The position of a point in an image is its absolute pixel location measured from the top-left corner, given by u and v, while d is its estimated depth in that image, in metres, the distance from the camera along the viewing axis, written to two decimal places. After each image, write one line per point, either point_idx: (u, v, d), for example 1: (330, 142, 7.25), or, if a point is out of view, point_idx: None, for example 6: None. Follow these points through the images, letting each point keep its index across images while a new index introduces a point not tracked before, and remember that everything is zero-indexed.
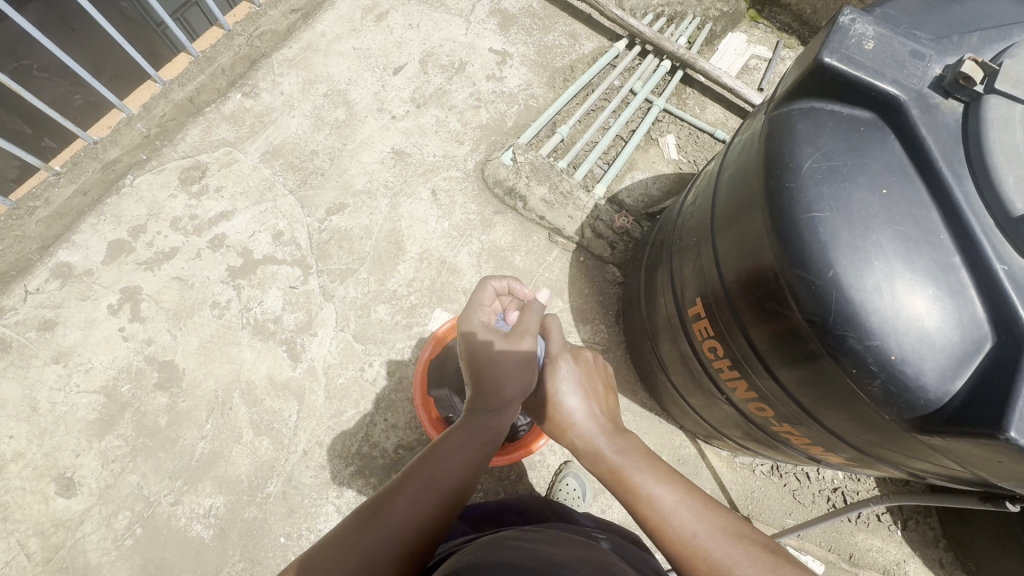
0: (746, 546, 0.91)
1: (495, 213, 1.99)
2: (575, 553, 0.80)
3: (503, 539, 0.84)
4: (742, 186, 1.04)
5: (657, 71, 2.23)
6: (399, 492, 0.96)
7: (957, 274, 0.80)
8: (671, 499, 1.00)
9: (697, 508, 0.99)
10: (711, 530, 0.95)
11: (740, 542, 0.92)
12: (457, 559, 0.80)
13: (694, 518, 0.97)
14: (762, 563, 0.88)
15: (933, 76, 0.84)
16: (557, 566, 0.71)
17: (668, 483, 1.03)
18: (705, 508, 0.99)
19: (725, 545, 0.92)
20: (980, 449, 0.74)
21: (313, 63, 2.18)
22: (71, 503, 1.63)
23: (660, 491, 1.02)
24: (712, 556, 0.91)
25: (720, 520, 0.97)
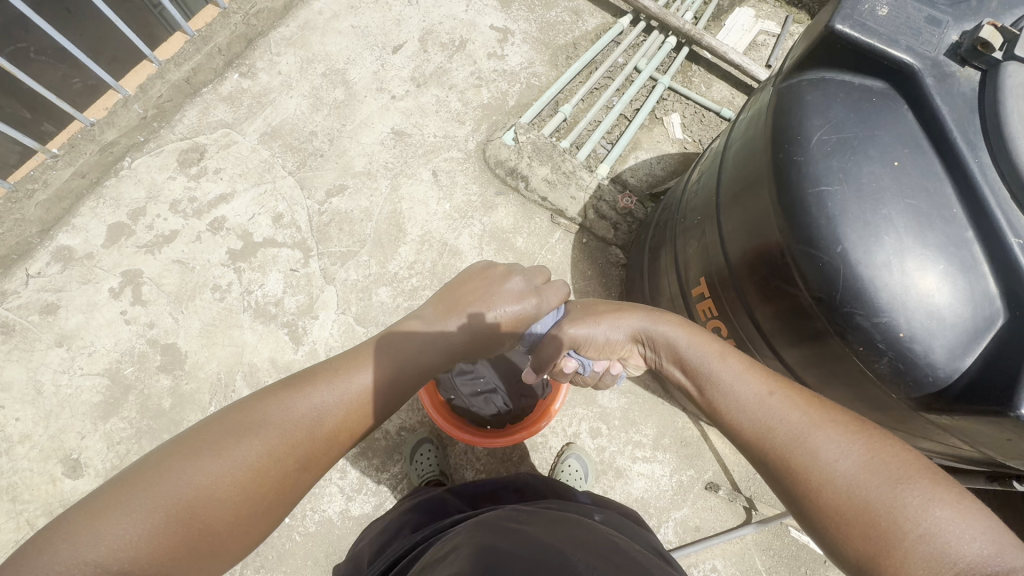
0: (822, 414, 0.85)
1: (497, 194, 1.96)
2: (573, 534, 0.79)
3: (496, 520, 0.84)
4: (748, 162, 1.02)
5: (662, 48, 2.18)
6: (345, 369, 0.95)
7: (970, 249, 0.77)
8: (739, 374, 0.95)
9: (769, 380, 0.93)
10: (783, 400, 0.88)
11: (815, 411, 0.85)
12: (448, 543, 0.79)
13: (767, 390, 0.91)
14: (842, 431, 0.82)
15: (950, 43, 0.81)
16: (553, 551, 0.70)
17: (736, 359, 0.98)
18: (778, 381, 0.93)
19: (801, 414, 0.85)
20: (990, 427, 0.73)
21: (310, 41, 2.14)
22: (78, 484, 1.65)
23: (730, 367, 0.96)
24: (789, 421, 0.85)
25: (793, 391, 0.90)
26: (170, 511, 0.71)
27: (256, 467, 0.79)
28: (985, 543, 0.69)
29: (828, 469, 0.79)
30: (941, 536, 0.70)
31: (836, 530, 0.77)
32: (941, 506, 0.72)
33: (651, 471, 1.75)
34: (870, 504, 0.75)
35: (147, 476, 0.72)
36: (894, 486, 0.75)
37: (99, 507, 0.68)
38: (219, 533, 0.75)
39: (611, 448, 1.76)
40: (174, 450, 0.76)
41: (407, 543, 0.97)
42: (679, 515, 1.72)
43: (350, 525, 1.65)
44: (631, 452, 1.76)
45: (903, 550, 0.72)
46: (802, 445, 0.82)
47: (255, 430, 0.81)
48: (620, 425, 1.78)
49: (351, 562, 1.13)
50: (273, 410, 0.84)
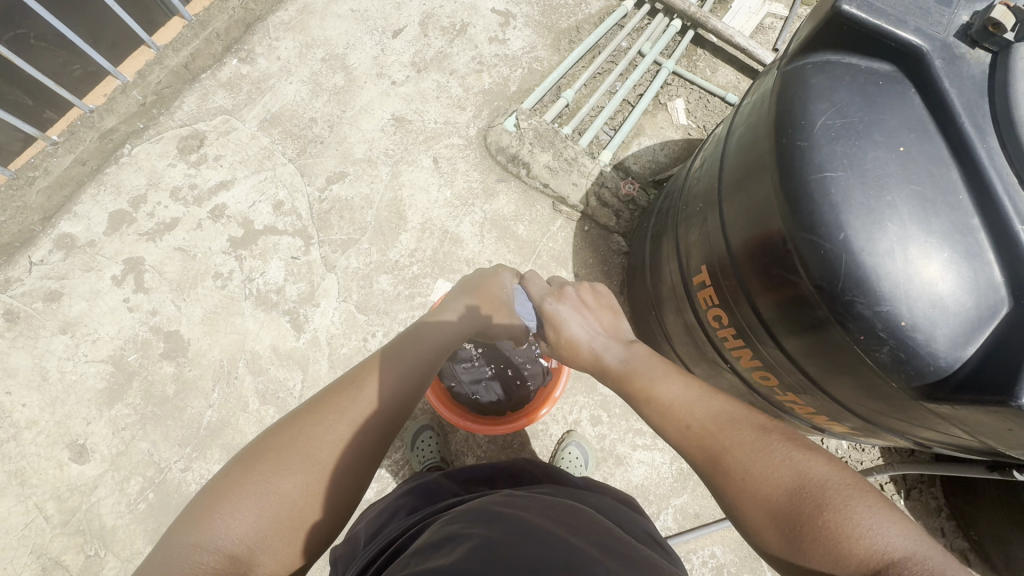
0: (738, 431, 0.86)
1: (498, 181, 1.94)
2: (568, 521, 0.79)
3: (487, 506, 0.84)
4: (751, 149, 1.00)
5: (667, 31, 2.13)
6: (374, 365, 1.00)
7: (975, 236, 0.76)
8: (666, 392, 0.98)
9: (695, 396, 0.95)
10: (707, 415, 0.91)
11: (730, 429, 0.87)
12: (439, 529, 0.80)
13: (694, 404, 0.93)
14: (755, 445, 0.83)
15: (960, 24, 0.78)
16: (542, 537, 0.71)
17: (668, 378, 1.01)
18: (702, 396, 0.95)
19: (718, 432, 0.87)
20: (990, 417, 0.72)
21: (310, 26, 2.11)
22: (85, 469, 1.67)
23: (662, 385, 0.99)
24: (710, 435, 0.88)
25: (718, 406, 0.92)
26: (261, 495, 0.78)
27: (324, 450, 0.85)
28: (907, 544, 0.68)
29: (743, 480, 0.81)
30: (850, 539, 0.69)
31: (759, 538, 0.79)
32: (849, 512, 0.71)
33: (651, 459, 1.76)
34: (789, 513, 0.75)
35: (237, 473, 0.81)
36: (801, 497, 0.75)
37: (203, 506, 0.77)
38: (305, 507, 0.81)
39: (611, 436, 1.77)
40: (251, 451, 0.84)
41: (401, 526, 0.98)
42: (678, 502, 1.73)
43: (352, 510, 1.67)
44: (631, 439, 1.77)
45: (819, 553, 0.71)
46: (721, 460, 0.84)
47: (315, 420, 0.88)
48: (621, 413, 1.78)
49: (348, 545, 1.14)
50: (315, 404, 0.92)
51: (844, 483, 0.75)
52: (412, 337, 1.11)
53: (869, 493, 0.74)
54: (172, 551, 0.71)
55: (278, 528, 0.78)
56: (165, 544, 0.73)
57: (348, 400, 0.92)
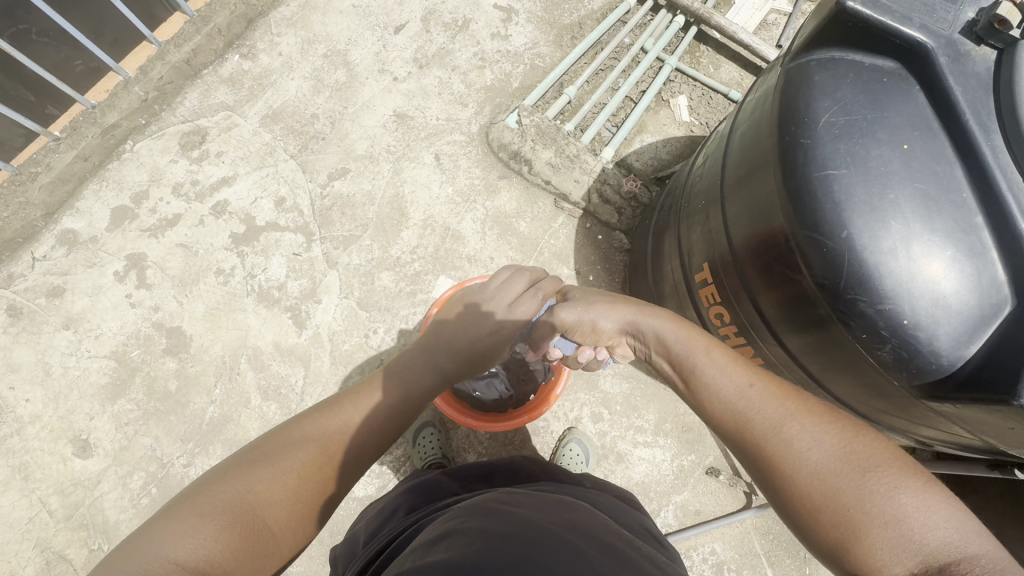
0: (801, 404, 0.85)
1: (500, 178, 1.94)
2: (568, 518, 0.79)
3: (489, 502, 0.85)
4: (754, 146, 1.00)
5: (670, 27, 2.12)
6: (362, 395, 0.98)
7: (979, 234, 0.75)
8: (719, 363, 0.96)
9: (746, 369, 0.94)
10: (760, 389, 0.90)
11: (793, 400, 0.86)
12: (440, 525, 0.81)
13: (749, 376, 0.92)
14: (817, 420, 0.82)
15: (966, 20, 0.78)
16: (542, 532, 0.71)
17: (718, 349, 1.00)
18: (753, 372, 0.94)
19: (780, 402, 0.86)
20: (991, 416, 0.72)
21: (312, 21, 2.10)
22: (88, 464, 1.68)
23: (715, 355, 0.98)
24: (770, 405, 0.86)
25: (774, 380, 0.92)
26: (240, 518, 0.73)
27: (308, 485, 0.82)
28: (975, 540, 0.68)
29: (803, 453, 0.79)
30: (915, 529, 0.69)
31: (809, 518, 0.77)
32: (922, 499, 0.71)
33: (652, 456, 1.76)
34: (852, 491, 0.74)
35: (212, 491, 0.74)
36: (870, 475, 0.74)
37: (175, 512, 0.70)
38: (277, 540, 0.76)
39: (613, 433, 1.77)
40: (227, 467, 0.79)
41: (402, 524, 0.99)
42: (679, 499, 1.73)
43: (353, 506, 1.68)
44: (632, 436, 1.77)
45: (882, 536, 0.70)
46: (782, 431, 0.83)
47: (303, 450, 0.85)
48: (622, 410, 1.79)
49: (349, 543, 1.15)
50: (310, 429, 0.89)
51: (912, 469, 0.75)
52: (406, 362, 1.11)
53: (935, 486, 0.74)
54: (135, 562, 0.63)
55: (246, 548, 0.71)
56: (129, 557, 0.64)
57: (336, 434, 0.90)
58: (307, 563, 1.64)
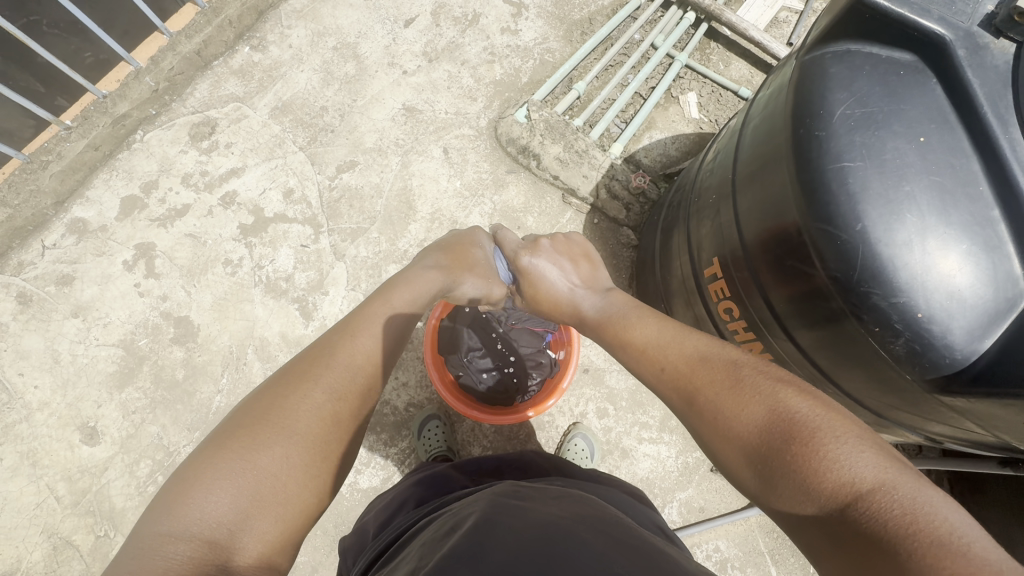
0: (709, 369, 0.89)
1: (508, 173, 1.94)
2: (577, 512, 0.79)
3: (498, 495, 0.85)
4: (767, 140, 0.99)
5: (680, 24, 2.12)
6: (343, 332, 0.99)
7: (995, 229, 0.75)
8: (650, 337, 1.03)
9: (671, 342, 0.99)
10: (681, 358, 0.95)
11: (702, 368, 0.90)
12: (450, 518, 0.81)
13: (671, 348, 0.98)
14: (724, 381, 0.86)
15: (985, 13, 0.77)
16: (553, 527, 0.71)
17: (648, 327, 1.07)
18: (677, 343, 0.99)
19: (691, 371, 0.91)
20: (1005, 411, 0.72)
21: (322, 14, 2.10)
22: (95, 451, 1.69)
23: (649, 333, 1.04)
24: (684, 377, 0.91)
25: (695, 347, 0.96)
26: (240, 473, 0.75)
27: (304, 420, 0.83)
28: (875, 472, 0.65)
29: (714, 419, 0.83)
30: (818, 468, 0.68)
31: (737, 478, 0.79)
32: (821, 440, 0.70)
33: (657, 452, 1.76)
34: (755, 448, 0.76)
35: (206, 455, 0.77)
36: (772, 426, 0.76)
37: (181, 485, 0.73)
38: (290, 484, 0.77)
39: (618, 428, 1.77)
40: (229, 428, 0.81)
41: (410, 518, 0.99)
42: (683, 496, 1.73)
43: (358, 497, 1.69)
44: (637, 432, 1.77)
45: (786, 488, 0.71)
46: (694, 401, 0.88)
47: (291, 392, 0.86)
48: (627, 406, 1.78)
49: (357, 535, 1.15)
50: (308, 378, 0.88)
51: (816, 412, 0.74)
52: (386, 298, 1.12)
53: (841, 424, 0.73)
54: (145, 542, 0.67)
55: (258, 506, 0.74)
56: (143, 532, 0.69)
57: (325, 369, 0.90)
58: (312, 553, 1.65)
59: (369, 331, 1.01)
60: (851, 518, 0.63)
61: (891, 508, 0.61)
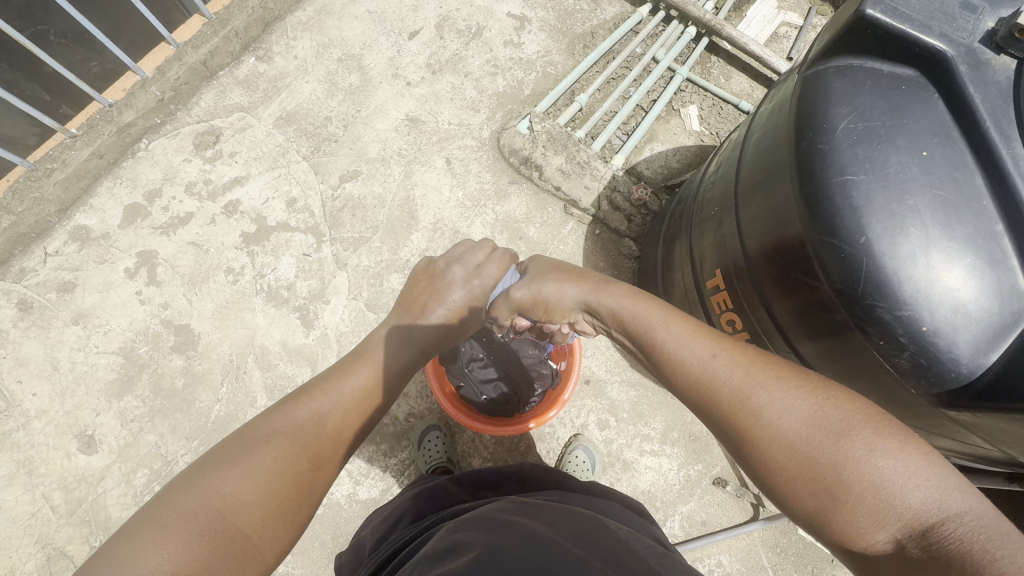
0: (764, 369, 0.82)
1: (510, 184, 1.95)
2: (568, 528, 0.78)
3: (497, 512, 0.84)
4: (770, 152, 1.00)
5: (682, 38, 2.14)
6: (333, 390, 0.95)
7: (998, 243, 0.75)
8: (682, 335, 0.94)
9: (709, 337, 0.92)
10: (725, 355, 0.87)
11: (753, 369, 0.83)
12: (446, 537, 0.80)
13: (711, 342, 0.90)
14: (781, 384, 0.80)
15: (986, 29, 0.78)
16: (543, 546, 0.70)
17: (677, 320, 0.98)
18: (717, 340, 0.91)
19: (743, 369, 0.83)
20: (1011, 427, 0.72)
21: (327, 26, 2.13)
22: (93, 459, 1.68)
23: (681, 329, 0.95)
24: (731, 378, 0.83)
25: (736, 344, 0.90)
26: (207, 529, 0.68)
27: (282, 483, 0.78)
28: (950, 493, 0.64)
29: (769, 426, 0.77)
30: (894, 491, 0.66)
31: (786, 493, 0.75)
32: (896, 456, 0.67)
33: (658, 464, 1.74)
34: (815, 458, 0.72)
35: (171, 505, 0.69)
36: (842, 438, 0.71)
37: (141, 524, 0.66)
38: (255, 546, 0.72)
39: (619, 440, 1.76)
40: (207, 461, 0.77)
41: (408, 533, 0.98)
42: (685, 509, 1.72)
43: (357, 509, 1.67)
44: (639, 445, 1.76)
45: (852, 504, 0.68)
46: (744, 400, 0.80)
47: (275, 449, 0.81)
48: (628, 417, 1.77)
49: (354, 550, 1.13)
50: (301, 411, 0.89)
51: (876, 421, 0.72)
52: (379, 354, 1.09)
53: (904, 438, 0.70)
54: None
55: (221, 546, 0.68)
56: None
57: (317, 405, 0.91)
58: (309, 565, 1.63)
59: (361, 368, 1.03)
60: (936, 547, 0.61)
61: (973, 532, 0.60)
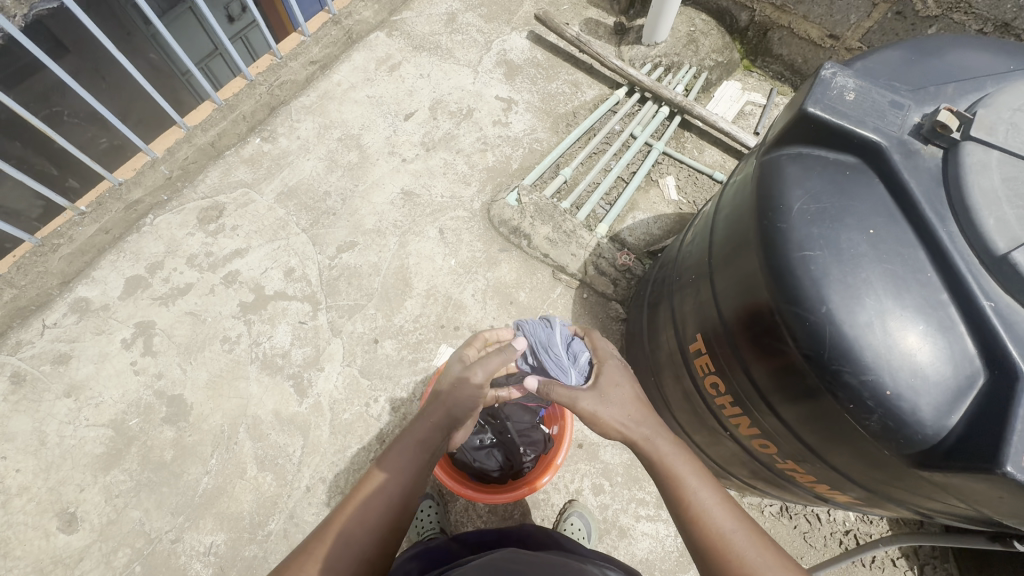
0: (772, 555, 0.90)
1: (501, 251, 2.04)
2: None
3: (502, 562, 0.85)
4: (737, 227, 1.09)
5: (656, 116, 2.32)
6: (365, 495, 0.99)
7: (946, 311, 0.82)
8: (712, 495, 1.00)
9: (734, 506, 0.99)
10: (743, 527, 0.95)
11: (763, 548, 0.91)
12: None
13: (730, 518, 0.96)
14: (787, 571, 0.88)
15: (913, 124, 0.90)
16: None
17: (706, 477, 1.04)
18: (740, 512, 0.98)
19: (754, 550, 0.91)
20: (982, 485, 0.74)
21: (329, 109, 2.30)
22: (72, 539, 1.62)
23: (698, 489, 1.01)
24: (743, 548, 0.92)
25: (748, 522, 0.97)
26: None
27: None
28: None
29: None
30: None
31: None
32: None
33: (655, 530, 1.71)
34: None
35: None
36: None
37: None
38: None
39: (615, 505, 1.74)
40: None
41: None
42: None
43: None
44: (634, 509, 1.74)
45: None
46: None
47: (310, 555, 0.90)
48: (623, 481, 1.77)
49: None
50: (340, 524, 0.95)
51: None
52: (396, 445, 1.08)
53: None
54: None
55: None
56: None
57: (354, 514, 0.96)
58: None
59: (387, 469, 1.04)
60: None
61: None
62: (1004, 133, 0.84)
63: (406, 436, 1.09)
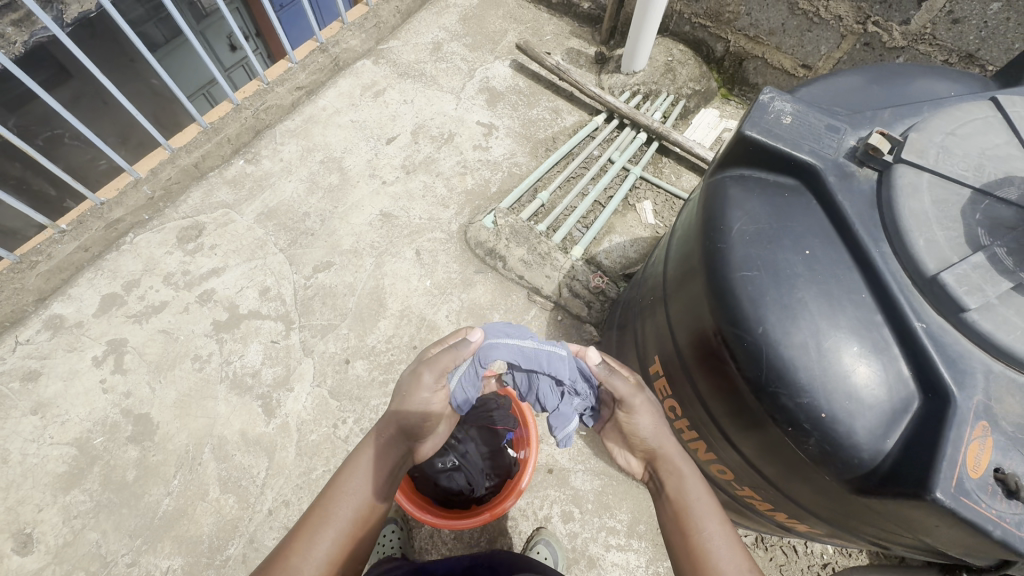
0: None
1: (476, 273, 2.05)
2: None
3: None
4: (686, 248, 1.09)
5: (634, 142, 2.36)
6: (318, 521, 0.97)
7: (881, 332, 0.81)
8: (725, 536, 0.96)
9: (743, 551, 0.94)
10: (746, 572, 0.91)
11: None
12: None
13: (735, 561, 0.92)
14: None
15: (848, 146, 0.91)
16: None
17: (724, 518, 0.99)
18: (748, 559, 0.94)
19: None
20: (915, 512, 0.72)
21: (313, 133, 2.35)
22: (26, 561, 1.58)
23: (712, 527, 0.97)
24: None
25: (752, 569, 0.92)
26: None
27: None
28: None
29: None
30: None
31: None
32: None
33: (625, 560, 1.66)
34: None
35: None
36: None
37: None
38: None
39: (584, 534, 1.69)
40: None
41: None
42: None
43: None
44: (605, 538, 1.69)
45: None
46: None
47: None
48: (593, 509, 1.72)
49: None
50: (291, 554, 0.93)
51: None
52: (352, 466, 1.04)
53: None
54: None
55: None
56: None
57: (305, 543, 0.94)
58: None
59: (343, 492, 1.00)
60: None
61: None
62: (935, 156, 0.86)
63: (362, 453, 1.06)
